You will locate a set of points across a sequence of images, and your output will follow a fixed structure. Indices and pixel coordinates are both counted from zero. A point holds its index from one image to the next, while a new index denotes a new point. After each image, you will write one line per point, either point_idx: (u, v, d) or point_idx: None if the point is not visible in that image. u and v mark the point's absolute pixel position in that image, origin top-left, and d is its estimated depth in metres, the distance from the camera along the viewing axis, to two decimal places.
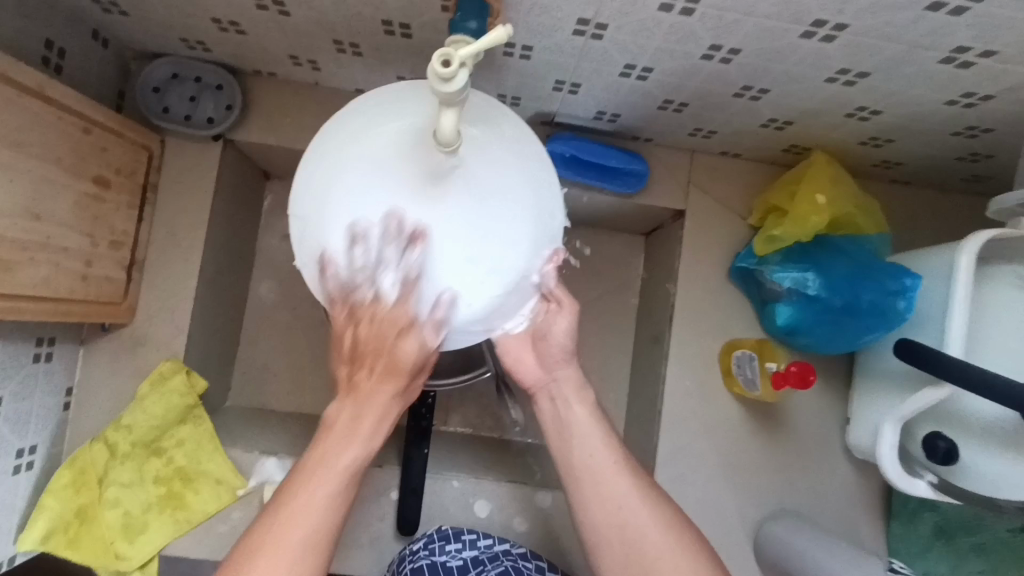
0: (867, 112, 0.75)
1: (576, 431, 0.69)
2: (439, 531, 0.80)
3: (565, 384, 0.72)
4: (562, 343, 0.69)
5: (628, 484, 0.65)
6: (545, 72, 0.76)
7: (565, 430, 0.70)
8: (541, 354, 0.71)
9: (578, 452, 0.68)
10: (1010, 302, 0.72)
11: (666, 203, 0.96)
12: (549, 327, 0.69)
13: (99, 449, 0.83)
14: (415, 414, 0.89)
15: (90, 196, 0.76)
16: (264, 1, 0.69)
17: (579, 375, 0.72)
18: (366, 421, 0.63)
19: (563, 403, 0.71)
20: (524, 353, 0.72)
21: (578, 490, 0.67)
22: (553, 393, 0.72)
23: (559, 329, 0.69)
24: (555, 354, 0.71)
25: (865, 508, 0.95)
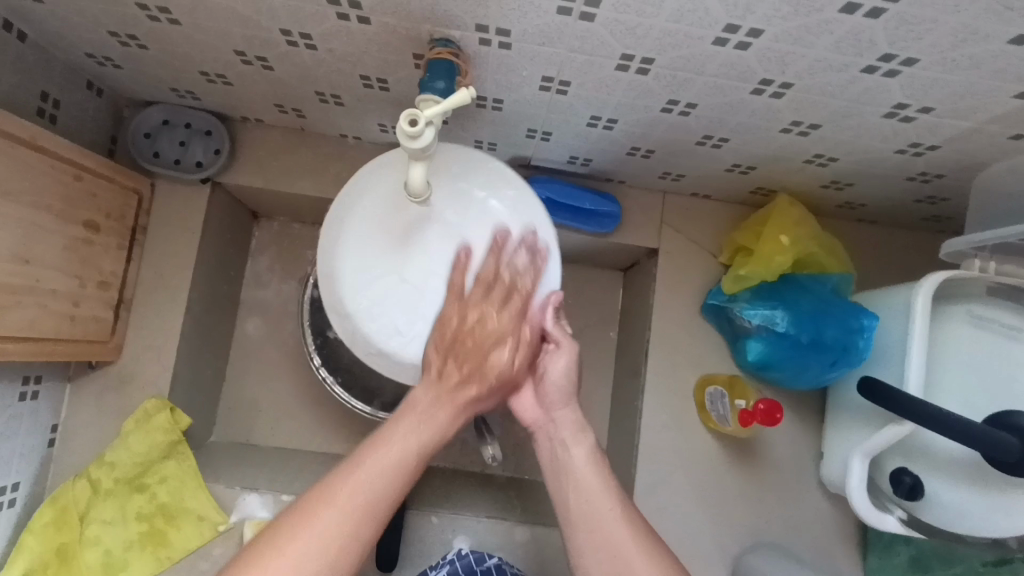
0: (823, 159, 0.79)
1: (572, 473, 0.67)
2: (463, 556, 0.82)
3: (563, 427, 0.70)
4: (560, 383, 0.71)
5: (623, 523, 0.63)
6: (517, 121, 0.80)
7: (560, 473, 0.68)
8: (541, 394, 0.72)
9: (569, 493, 0.66)
10: (965, 340, 0.75)
11: (640, 242, 0.99)
12: (548, 369, 0.71)
13: (82, 487, 0.84)
14: None
15: (79, 240, 0.79)
16: (249, 58, 0.73)
17: (578, 417, 0.71)
18: (406, 423, 0.63)
19: (559, 446, 0.70)
20: (526, 393, 0.73)
21: (572, 537, 0.65)
22: (551, 435, 0.71)
23: (556, 368, 0.71)
24: (554, 395, 0.71)
25: (841, 542, 0.96)
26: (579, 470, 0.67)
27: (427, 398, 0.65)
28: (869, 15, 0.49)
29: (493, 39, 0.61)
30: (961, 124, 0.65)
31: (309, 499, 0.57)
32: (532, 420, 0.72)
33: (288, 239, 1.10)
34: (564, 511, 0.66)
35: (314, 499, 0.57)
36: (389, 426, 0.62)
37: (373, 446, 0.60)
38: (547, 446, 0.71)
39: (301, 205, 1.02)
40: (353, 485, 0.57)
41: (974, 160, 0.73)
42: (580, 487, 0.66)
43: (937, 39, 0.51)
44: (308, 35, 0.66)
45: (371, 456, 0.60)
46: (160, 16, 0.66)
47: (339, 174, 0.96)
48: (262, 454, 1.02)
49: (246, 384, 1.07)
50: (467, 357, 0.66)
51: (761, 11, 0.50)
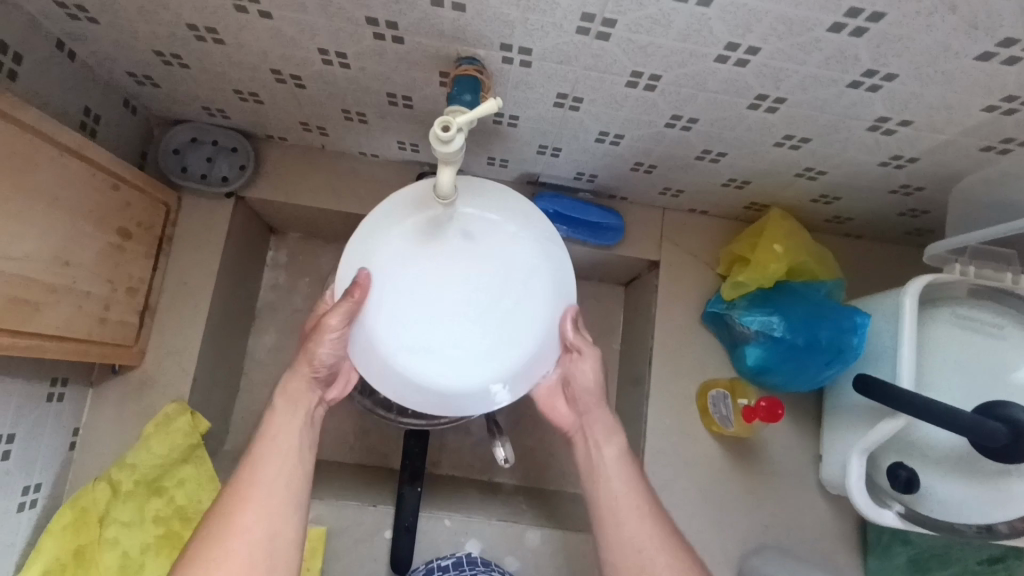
0: (813, 172, 0.85)
1: (601, 470, 0.78)
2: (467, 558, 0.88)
3: (597, 427, 0.80)
4: (588, 387, 0.78)
5: (653, 526, 0.75)
6: (530, 137, 0.86)
7: (592, 470, 0.79)
8: (573, 398, 0.81)
9: (602, 491, 0.77)
10: (951, 338, 0.80)
11: (642, 255, 1.04)
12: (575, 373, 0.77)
13: (102, 489, 0.85)
14: (409, 453, 0.93)
15: (113, 245, 0.83)
16: (283, 76, 0.79)
17: (610, 420, 0.80)
18: (281, 433, 0.71)
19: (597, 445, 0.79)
20: (558, 400, 0.82)
21: (601, 529, 0.76)
22: (586, 435, 0.81)
23: (582, 372, 0.77)
24: (584, 398, 0.79)
25: (843, 543, 0.99)
26: (607, 468, 0.78)
27: (291, 380, 0.72)
28: (853, 34, 0.56)
29: (515, 58, 0.67)
30: (937, 136, 0.72)
31: (227, 504, 0.67)
32: (569, 423, 0.82)
33: (303, 254, 1.14)
34: (602, 503, 0.77)
35: (230, 505, 0.67)
36: (270, 425, 0.72)
37: (263, 451, 0.70)
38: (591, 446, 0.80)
39: (319, 220, 1.07)
40: (264, 480, 0.68)
41: (950, 173, 0.80)
42: (609, 486, 0.77)
43: (914, 56, 0.58)
44: (344, 54, 0.71)
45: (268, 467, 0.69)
46: (205, 36, 0.72)
47: (358, 190, 1.01)
48: None
49: (259, 394, 1.09)
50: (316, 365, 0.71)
51: (759, 30, 0.57)
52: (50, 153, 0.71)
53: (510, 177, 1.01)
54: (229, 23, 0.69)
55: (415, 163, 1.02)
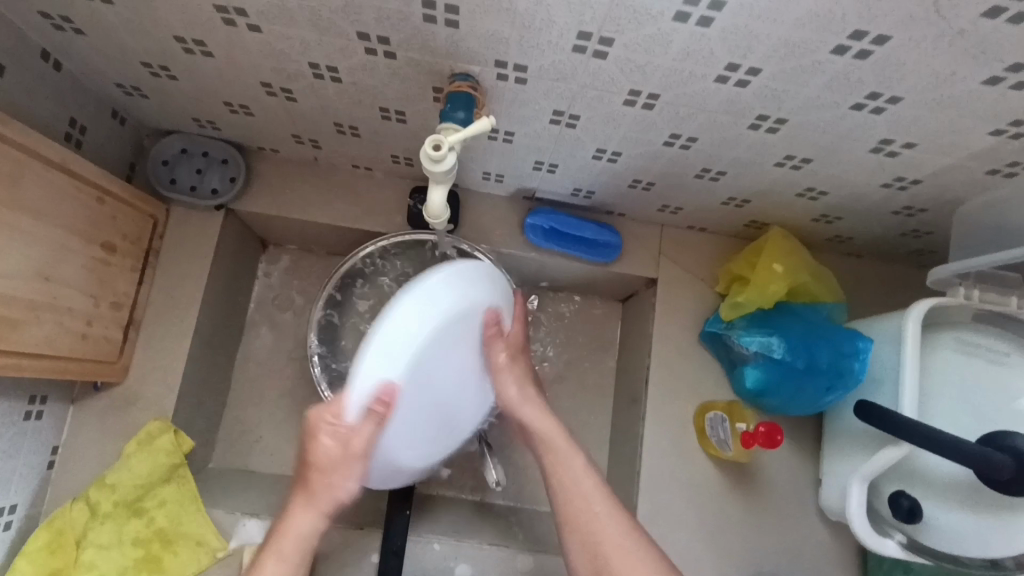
0: (815, 193, 0.84)
1: (551, 446, 0.75)
2: None
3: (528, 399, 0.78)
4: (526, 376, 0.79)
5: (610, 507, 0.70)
6: (525, 153, 0.84)
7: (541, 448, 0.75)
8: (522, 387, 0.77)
9: (560, 475, 0.73)
10: (953, 364, 0.79)
11: (640, 272, 1.02)
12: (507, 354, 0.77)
13: (79, 510, 0.82)
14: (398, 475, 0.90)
15: (97, 260, 0.80)
16: (274, 89, 0.77)
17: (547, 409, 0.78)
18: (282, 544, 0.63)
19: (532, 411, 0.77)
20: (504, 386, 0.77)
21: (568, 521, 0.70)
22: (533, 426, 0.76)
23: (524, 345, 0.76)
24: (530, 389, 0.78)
25: (841, 571, 0.97)
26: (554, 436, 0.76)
27: (295, 515, 0.65)
28: (857, 56, 0.54)
29: (510, 74, 0.65)
30: (941, 160, 0.70)
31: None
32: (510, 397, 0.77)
33: (294, 266, 1.12)
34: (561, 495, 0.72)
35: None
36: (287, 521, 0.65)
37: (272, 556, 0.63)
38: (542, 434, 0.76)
39: (310, 233, 1.05)
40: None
41: (955, 195, 0.78)
42: (563, 463, 0.74)
43: (919, 80, 0.56)
44: (335, 68, 0.70)
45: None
46: (194, 48, 0.70)
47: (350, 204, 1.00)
48: (262, 481, 1.01)
49: (247, 410, 1.07)
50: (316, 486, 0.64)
51: (761, 51, 0.55)
52: (32, 167, 0.69)
53: (505, 192, 0.99)
54: (217, 35, 0.67)
55: (409, 177, 1.00)
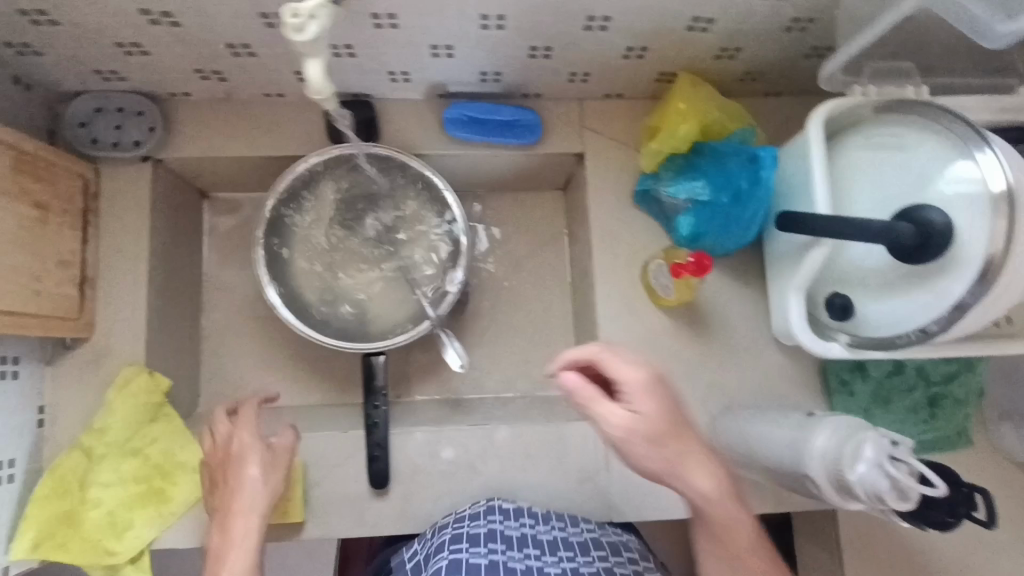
0: (702, 22, 0.84)
1: None
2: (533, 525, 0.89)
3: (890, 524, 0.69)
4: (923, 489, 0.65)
5: None
6: (416, 38, 0.85)
7: None
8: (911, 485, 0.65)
9: None
10: (864, 161, 0.82)
11: (564, 148, 1.05)
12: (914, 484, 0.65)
13: (77, 457, 0.90)
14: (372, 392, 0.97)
15: (31, 219, 0.85)
16: (154, 15, 0.78)
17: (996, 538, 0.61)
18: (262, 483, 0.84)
19: None
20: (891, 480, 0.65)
21: None
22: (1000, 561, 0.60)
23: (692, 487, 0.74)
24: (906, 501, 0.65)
25: (804, 388, 1.03)
26: None
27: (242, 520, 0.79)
28: None
29: None
30: None
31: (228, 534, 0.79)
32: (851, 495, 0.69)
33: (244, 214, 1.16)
34: None
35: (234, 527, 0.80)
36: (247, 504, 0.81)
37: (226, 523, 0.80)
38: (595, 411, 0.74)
39: (241, 171, 1.08)
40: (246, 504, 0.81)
41: None
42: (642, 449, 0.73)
43: None
44: None
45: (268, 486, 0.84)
46: None
47: (270, 130, 1.01)
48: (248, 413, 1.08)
49: (225, 353, 1.13)
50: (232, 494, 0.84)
51: None
52: None
53: (420, 92, 1.02)
54: None
55: None
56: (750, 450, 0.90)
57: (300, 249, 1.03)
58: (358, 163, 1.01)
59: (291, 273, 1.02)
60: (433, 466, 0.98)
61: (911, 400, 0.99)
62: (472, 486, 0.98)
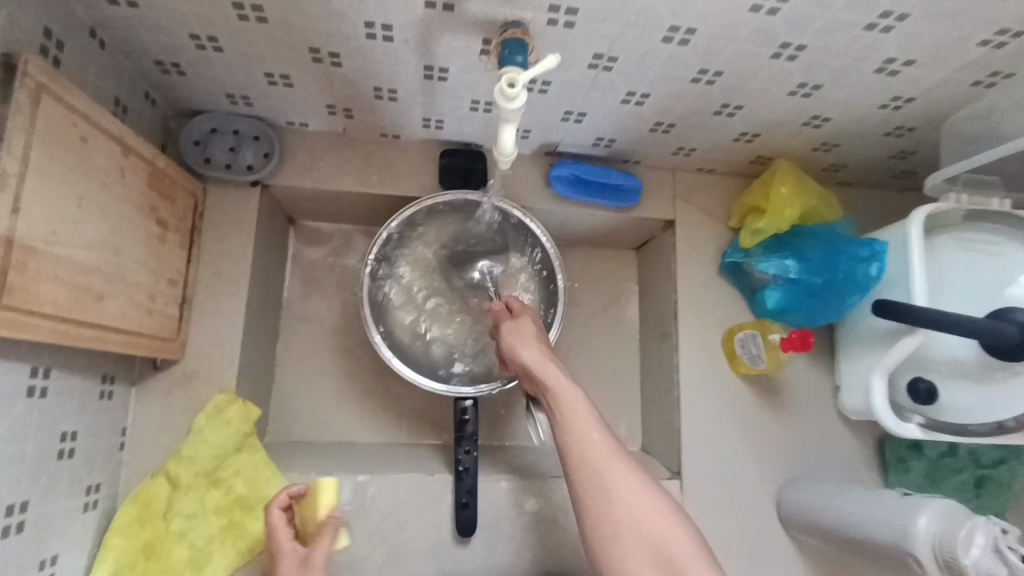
0: (819, 120, 0.92)
1: None
2: None
3: None
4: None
5: None
6: (558, 104, 0.90)
7: None
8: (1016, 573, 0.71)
9: None
10: (954, 261, 0.90)
11: (657, 214, 1.11)
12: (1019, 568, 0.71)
13: (162, 484, 0.86)
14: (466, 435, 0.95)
15: (155, 236, 0.82)
16: (322, 53, 0.80)
17: None
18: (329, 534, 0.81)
19: None
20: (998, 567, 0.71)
21: None
22: None
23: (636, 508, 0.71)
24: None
25: (863, 462, 1.09)
26: None
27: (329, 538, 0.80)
28: None
29: (560, 19, 0.71)
30: (935, 74, 0.80)
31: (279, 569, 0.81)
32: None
33: (327, 245, 1.16)
34: None
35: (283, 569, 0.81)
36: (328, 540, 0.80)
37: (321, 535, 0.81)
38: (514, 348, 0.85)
39: (339, 204, 1.08)
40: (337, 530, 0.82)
41: (939, 111, 0.88)
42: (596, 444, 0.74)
43: None
44: (390, 26, 0.74)
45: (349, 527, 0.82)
46: (250, 15, 0.73)
47: (382, 169, 1.03)
48: (319, 448, 1.06)
49: (295, 384, 1.11)
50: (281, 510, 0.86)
51: None
52: (99, 139, 0.70)
53: (529, 148, 1.06)
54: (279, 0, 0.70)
55: (436, 139, 1.04)
56: (829, 526, 0.93)
57: (400, 287, 1.03)
58: (482, 218, 1.04)
59: (388, 311, 1.02)
60: (517, 517, 0.98)
61: (961, 481, 1.06)
62: (554, 540, 0.98)
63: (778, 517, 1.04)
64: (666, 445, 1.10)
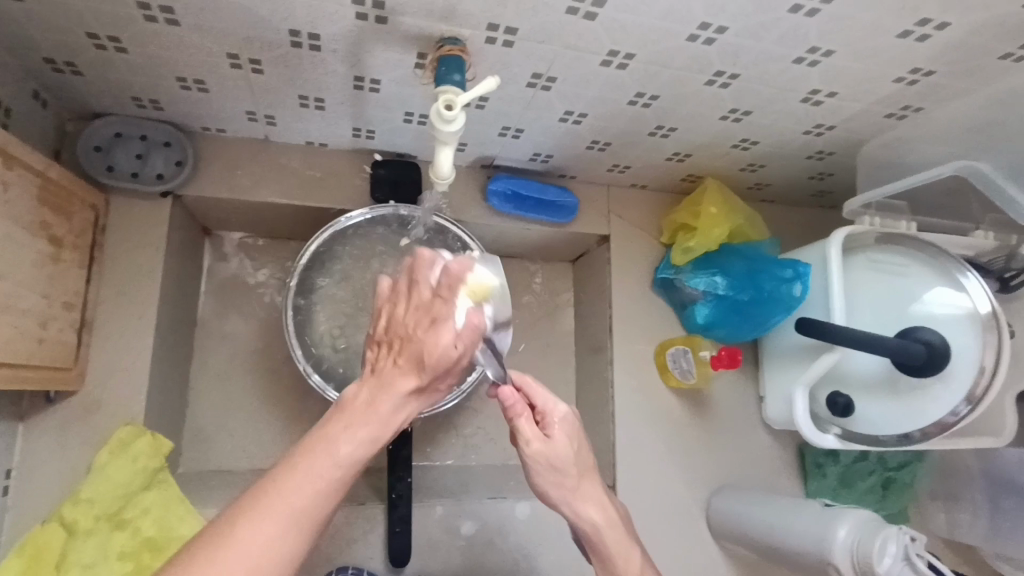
0: (747, 143, 0.95)
1: None
2: None
3: None
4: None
5: None
6: (495, 119, 0.88)
7: None
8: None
9: None
10: (867, 281, 0.96)
11: (593, 229, 1.11)
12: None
13: (55, 530, 0.76)
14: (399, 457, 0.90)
15: (47, 255, 0.73)
16: (241, 59, 0.74)
17: None
18: (348, 440, 0.57)
19: None
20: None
21: None
22: None
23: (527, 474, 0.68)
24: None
25: (785, 468, 1.14)
26: None
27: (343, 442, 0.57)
28: (807, 14, 0.66)
29: (499, 37, 0.69)
30: (853, 106, 0.84)
31: (247, 496, 0.53)
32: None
33: (248, 258, 1.09)
34: None
35: (253, 495, 0.53)
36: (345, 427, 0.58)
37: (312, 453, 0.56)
38: (554, 496, 0.70)
39: (261, 216, 1.01)
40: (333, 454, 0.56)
41: (856, 138, 0.93)
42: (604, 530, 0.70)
43: (848, 31, 0.68)
44: (317, 35, 0.69)
45: (349, 442, 0.57)
46: (158, 16, 0.66)
47: (307, 180, 0.97)
48: (238, 477, 0.99)
49: (212, 408, 1.03)
50: (403, 346, 0.59)
51: (731, 10, 0.65)
52: None
53: (465, 161, 1.04)
54: (189, 3, 0.64)
55: (367, 150, 0.99)
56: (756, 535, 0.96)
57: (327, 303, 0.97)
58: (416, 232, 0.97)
59: None
60: (453, 541, 0.96)
61: (870, 483, 1.13)
62: (490, 562, 0.97)
63: (707, 526, 1.07)
64: (601, 459, 1.11)
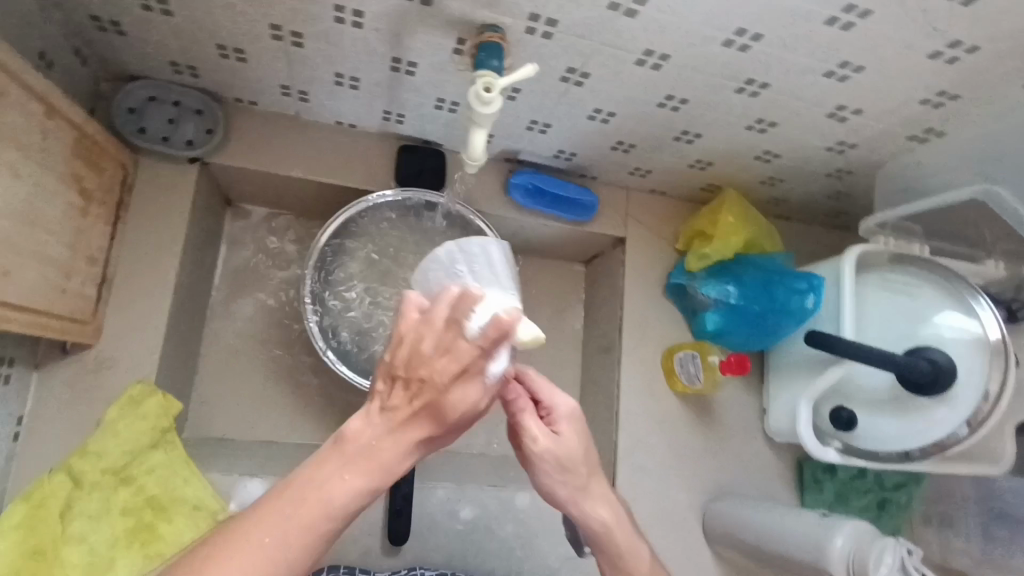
0: (769, 155, 0.96)
1: None
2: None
3: None
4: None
5: None
6: (524, 112, 0.89)
7: None
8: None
9: None
10: (877, 298, 0.97)
11: (609, 230, 1.12)
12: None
13: (61, 480, 0.76)
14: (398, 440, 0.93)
15: (76, 207, 0.74)
16: (282, 31, 0.75)
17: None
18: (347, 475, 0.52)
19: None
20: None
21: None
22: None
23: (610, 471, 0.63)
24: None
25: (782, 482, 1.14)
26: None
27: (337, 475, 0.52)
28: (842, 28, 0.67)
29: (539, 28, 0.70)
30: (876, 125, 0.85)
31: (219, 536, 0.49)
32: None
33: (268, 232, 1.10)
34: None
35: (226, 535, 0.49)
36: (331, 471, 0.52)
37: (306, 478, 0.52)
38: (563, 498, 0.69)
39: (284, 190, 1.02)
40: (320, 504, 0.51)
41: (876, 158, 0.95)
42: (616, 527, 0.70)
43: (879, 48, 0.70)
44: (361, 12, 0.70)
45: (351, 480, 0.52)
46: None
47: (334, 158, 0.98)
48: (242, 445, 1.00)
49: (220, 377, 1.04)
50: (419, 384, 0.51)
51: (767, 18, 0.66)
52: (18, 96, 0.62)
53: (489, 153, 1.05)
54: None
55: (394, 134, 1.00)
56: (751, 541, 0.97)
57: None
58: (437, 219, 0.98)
59: None
60: (450, 525, 0.96)
61: (866, 502, 1.13)
62: (485, 550, 0.97)
63: (702, 532, 1.07)
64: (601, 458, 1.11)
